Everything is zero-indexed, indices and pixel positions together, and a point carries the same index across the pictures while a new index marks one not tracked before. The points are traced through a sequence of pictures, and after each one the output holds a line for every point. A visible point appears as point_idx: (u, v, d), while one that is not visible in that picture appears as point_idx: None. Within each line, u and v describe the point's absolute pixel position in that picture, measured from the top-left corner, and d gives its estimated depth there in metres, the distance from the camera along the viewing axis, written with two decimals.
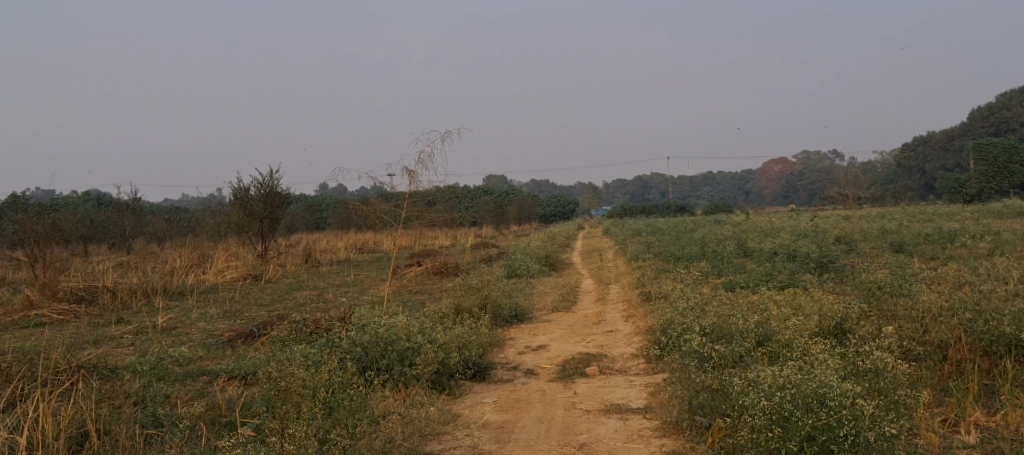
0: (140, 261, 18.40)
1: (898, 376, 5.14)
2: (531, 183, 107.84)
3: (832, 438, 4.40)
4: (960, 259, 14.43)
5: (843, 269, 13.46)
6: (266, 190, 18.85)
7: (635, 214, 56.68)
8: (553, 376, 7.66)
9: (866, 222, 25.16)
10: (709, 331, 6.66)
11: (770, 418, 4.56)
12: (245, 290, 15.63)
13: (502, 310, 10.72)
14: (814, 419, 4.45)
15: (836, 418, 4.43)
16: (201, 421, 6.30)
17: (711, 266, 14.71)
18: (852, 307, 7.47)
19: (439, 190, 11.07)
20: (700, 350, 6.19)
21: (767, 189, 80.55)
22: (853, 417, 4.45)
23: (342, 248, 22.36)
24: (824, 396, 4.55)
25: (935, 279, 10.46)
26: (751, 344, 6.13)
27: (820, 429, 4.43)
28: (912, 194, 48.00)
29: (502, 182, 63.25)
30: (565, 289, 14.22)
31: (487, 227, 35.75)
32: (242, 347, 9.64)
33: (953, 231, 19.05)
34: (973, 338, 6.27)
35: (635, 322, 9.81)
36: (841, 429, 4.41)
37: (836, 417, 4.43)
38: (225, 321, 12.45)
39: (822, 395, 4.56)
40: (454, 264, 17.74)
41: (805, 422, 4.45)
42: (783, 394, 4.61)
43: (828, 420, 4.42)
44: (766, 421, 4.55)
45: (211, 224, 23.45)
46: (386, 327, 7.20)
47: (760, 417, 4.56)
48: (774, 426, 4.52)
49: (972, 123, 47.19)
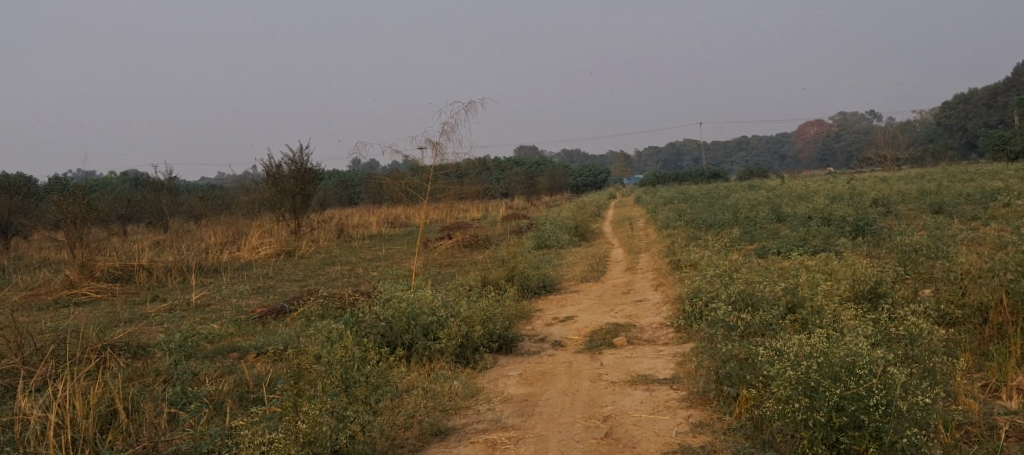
0: (175, 239, 18.65)
1: (936, 341, 4.94)
2: (563, 153, 107.07)
3: (862, 408, 4.23)
4: (1003, 219, 13.98)
5: (880, 232, 13.12)
6: (296, 166, 18.92)
7: (668, 181, 56.15)
8: (580, 347, 7.59)
9: (904, 183, 24.56)
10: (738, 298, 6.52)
11: (796, 389, 4.43)
12: (277, 266, 15.76)
13: (530, 281, 10.63)
14: (843, 388, 4.28)
15: (866, 387, 4.26)
16: (228, 398, 6.39)
17: (744, 232, 14.44)
18: (890, 270, 7.25)
19: (466, 162, 10.98)
20: (729, 318, 6.05)
21: (803, 153, 79.00)
22: (884, 386, 4.27)
23: (373, 222, 22.43)
24: (854, 365, 4.39)
25: (976, 240, 10.13)
26: (782, 311, 5.98)
27: (849, 399, 4.26)
28: (953, 153, 46.77)
29: (532, 153, 63.00)
30: (595, 258, 14.08)
31: (519, 199, 35.69)
32: (273, 323, 9.71)
33: (995, 189, 18.55)
34: (1015, 300, 6.04)
35: (664, 291, 9.70)
36: (871, 399, 4.23)
37: (865, 386, 4.25)
38: (257, 297, 12.59)
39: (852, 364, 4.39)
40: (484, 236, 17.68)
41: (833, 391, 4.28)
42: (809, 363, 4.46)
43: (857, 389, 4.25)
44: (792, 392, 4.41)
45: (245, 201, 23.70)
46: (409, 302, 7.18)
47: (786, 388, 4.42)
48: (800, 396, 4.38)
49: (1017, 77, 45.63)
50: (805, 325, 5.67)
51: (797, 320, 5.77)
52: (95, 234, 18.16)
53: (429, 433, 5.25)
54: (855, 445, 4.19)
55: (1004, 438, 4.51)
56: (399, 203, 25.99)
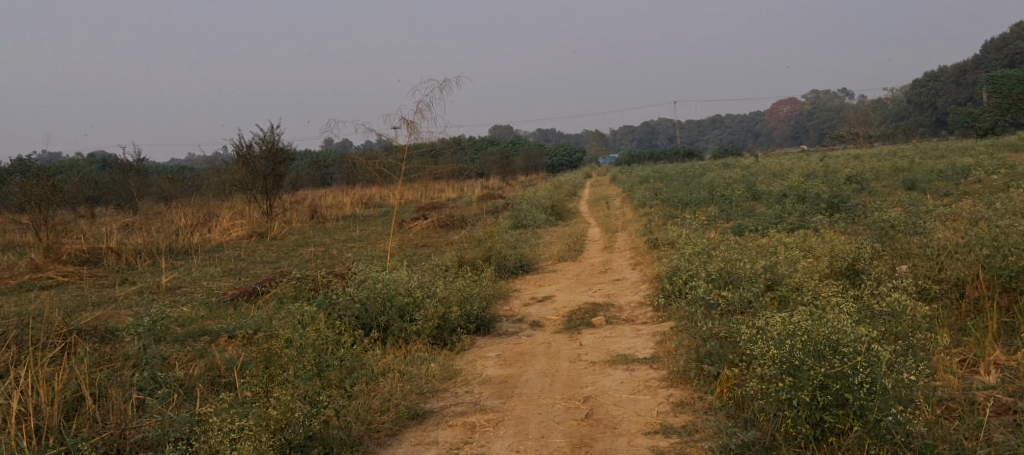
0: (145, 222, 18.27)
1: (917, 317, 4.92)
2: (538, 132, 106.77)
3: (847, 386, 4.19)
4: (975, 195, 14.12)
5: (855, 209, 13.18)
6: (268, 146, 18.58)
7: (643, 160, 56.24)
8: (558, 327, 7.52)
9: (877, 161, 24.76)
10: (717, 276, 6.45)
11: (779, 368, 4.38)
12: (250, 248, 15.50)
13: (507, 261, 10.52)
14: (827, 367, 4.23)
15: (850, 365, 4.21)
16: (199, 382, 6.24)
17: (720, 210, 14.46)
18: (867, 246, 7.25)
19: (441, 141, 10.81)
20: (710, 297, 5.99)
21: (776, 131, 79.55)
22: (868, 363, 4.23)
23: (347, 203, 22.16)
24: (838, 343, 4.34)
25: (950, 217, 10.19)
26: (762, 288, 5.94)
27: (833, 377, 4.22)
28: (924, 130, 47.29)
29: (508, 133, 62.69)
30: (572, 238, 14.00)
31: (494, 178, 35.53)
32: (245, 305, 9.52)
33: (965, 166, 18.75)
34: (991, 274, 6.06)
35: (642, 270, 9.65)
36: (855, 377, 4.19)
37: (850, 365, 4.21)
38: (229, 280, 12.36)
39: (836, 342, 4.34)
40: (460, 216, 17.53)
41: (817, 370, 4.24)
42: (793, 341, 4.41)
43: (842, 367, 4.20)
44: (775, 371, 4.37)
45: (216, 182, 23.29)
46: (384, 283, 7.05)
47: (769, 367, 4.37)
48: (783, 376, 4.33)
49: (986, 54, 46.22)
50: (786, 302, 5.63)
51: (777, 297, 5.73)
52: (62, 215, 17.72)
53: (406, 417, 5.15)
54: (839, 423, 4.16)
55: (985, 412, 4.51)
56: (373, 184, 25.70)
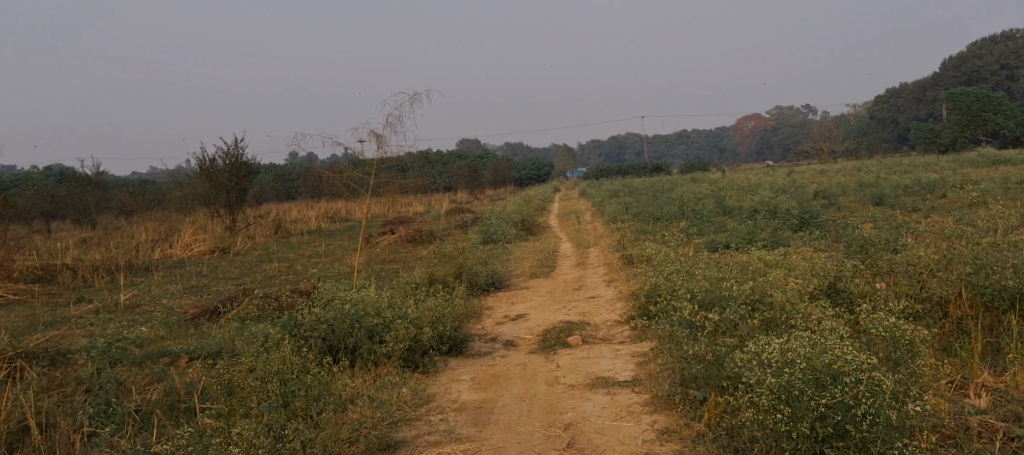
0: (102, 237, 17.66)
1: (914, 341, 4.78)
2: (506, 146, 106.65)
3: (848, 417, 4.07)
4: (942, 212, 14.24)
5: (825, 225, 13.18)
6: (231, 160, 18.11)
7: (611, 174, 56.41)
8: (533, 347, 7.29)
9: (843, 176, 25.04)
10: (699, 298, 6.28)
11: (776, 398, 4.24)
12: (213, 264, 15.03)
13: (478, 278, 10.26)
14: (828, 397, 4.11)
15: (852, 395, 4.09)
16: (156, 408, 5.85)
17: (692, 225, 14.38)
18: (846, 264, 7.13)
19: (410, 155, 10.57)
20: (695, 319, 5.82)
21: (740, 146, 80.53)
22: (871, 393, 4.10)
23: (312, 217, 21.73)
24: (839, 371, 4.21)
25: (921, 232, 10.20)
26: (748, 309, 5.77)
27: (835, 408, 4.09)
28: (886, 145, 48.18)
29: (476, 147, 62.47)
30: (544, 253, 13.79)
31: (463, 192, 35.28)
32: (206, 325, 9.12)
33: (931, 181, 18.98)
34: (973, 294, 5.98)
35: (617, 287, 9.45)
36: (858, 408, 4.07)
37: (851, 395, 4.09)
38: (190, 297, 11.91)
39: (837, 370, 4.22)
40: (429, 231, 17.24)
41: (817, 400, 4.11)
42: (791, 369, 4.27)
43: (844, 398, 4.08)
44: (772, 401, 4.23)
45: (178, 197, 22.71)
46: (352, 303, 6.75)
47: (767, 397, 4.23)
48: (781, 406, 4.20)
49: (944, 72, 47.31)
50: (778, 326, 5.47)
51: (767, 319, 5.57)
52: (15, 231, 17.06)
53: (376, 448, 4.89)
54: None
55: (983, 441, 4.40)
56: (340, 198, 25.28)
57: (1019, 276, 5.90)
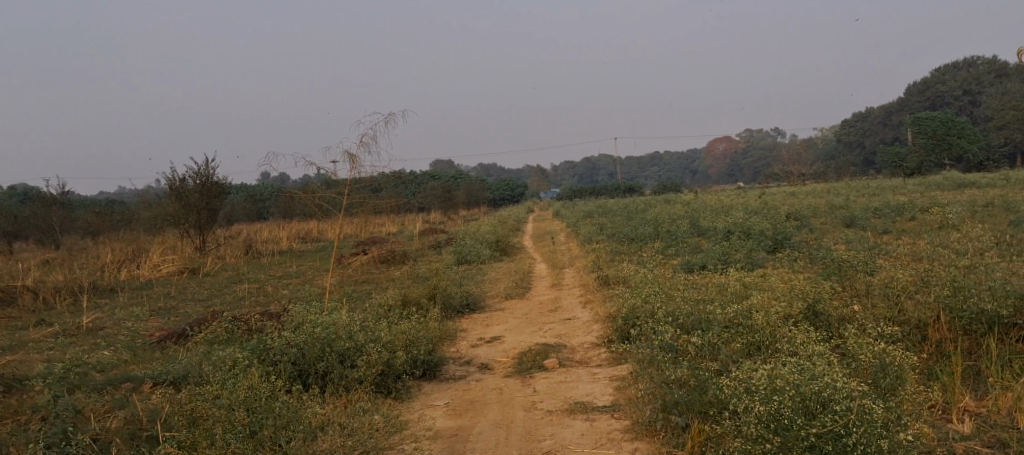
0: (66, 258, 17.19)
1: (904, 370, 4.82)
2: (479, 167, 106.61)
3: (839, 448, 4.06)
4: (912, 234, 14.39)
5: (799, 246, 13.24)
6: (201, 180, 17.79)
7: (585, 195, 56.59)
8: (509, 371, 7.15)
9: (813, 198, 25.33)
10: (679, 322, 6.19)
11: (766, 426, 4.23)
12: (181, 285, 14.69)
13: (453, 299, 10.08)
14: (819, 427, 4.10)
15: (843, 424, 4.09)
16: (116, 437, 5.61)
17: (667, 246, 14.37)
18: (825, 286, 7.08)
19: (385, 175, 10.40)
20: (677, 344, 5.73)
21: (711, 168, 81.39)
22: (863, 422, 4.10)
23: (284, 238, 21.41)
24: (829, 398, 4.22)
25: (894, 254, 10.26)
26: (731, 333, 5.69)
27: (825, 438, 4.09)
28: (854, 168, 48.99)
29: (449, 167, 62.40)
30: (518, 274, 13.66)
31: (436, 212, 35.13)
32: (172, 348, 8.84)
33: (899, 203, 19.22)
34: (952, 317, 5.96)
35: (593, 308, 9.34)
36: (848, 437, 4.07)
37: (843, 424, 4.08)
38: (156, 320, 11.58)
39: (826, 397, 4.22)
40: (402, 252, 17.05)
41: (807, 430, 4.10)
42: (780, 397, 4.27)
43: (835, 427, 4.08)
44: (762, 430, 4.21)
45: (146, 216, 22.28)
46: (323, 326, 6.55)
47: (757, 425, 4.22)
48: (771, 435, 4.18)
49: (908, 97, 48.32)
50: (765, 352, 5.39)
51: (750, 344, 5.51)
52: None
53: None
54: None
55: None
56: (312, 218, 24.97)
57: (996, 299, 5.90)
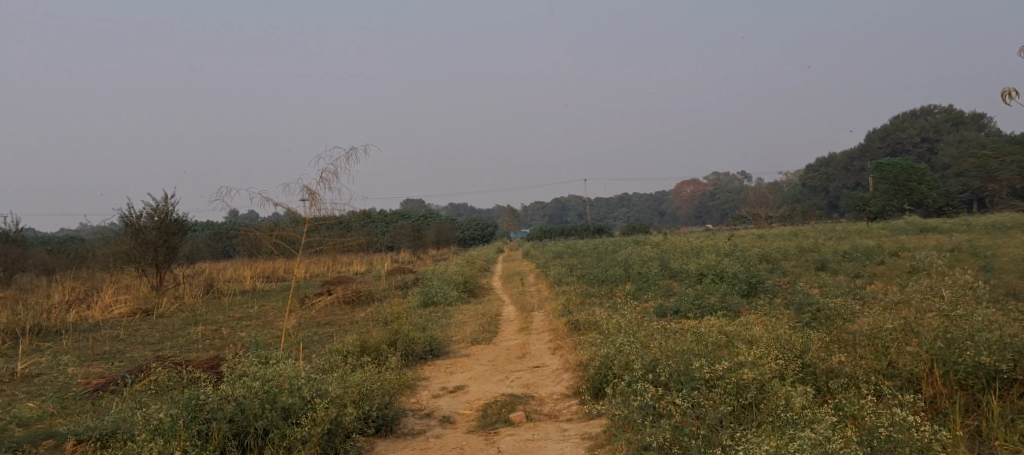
0: (12, 297, 16.25)
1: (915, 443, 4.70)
2: (450, 207, 106.15)
3: None
4: (884, 279, 14.16)
5: (773, 290, 12.89)
6: (160, 216, 17.01)
7: (555, 236, 56.35)
8: (472, 425, 6.62)
9: (781, 241, 25.18)
10: (658, 378, 5.78)
11: None
12: (131, 327, 13.89)
13: (416, 346, 9.47)
14: None
15: None
16: None
17: (638, 289, 13.94)
18: (810, 334, 6.66)
19: (349, 215, 9.84)
20: (657, 404, 5.35)
21: (680, 210, 81.85)
22: None
23: (247, 277, 20.63)
24: None
25: (871, 301, 9.90)
26: (716, 392, 5.35)
27: None
28: (819, 212, 49.39)
29: (420, 206, 61.80)
30: (486, 317, 13.08)
31: (404, 252, 34.46)
32: (107, 399, 8.14)
33: (869, 247, 19.08)
34: (946, 371, 5.57)
35: (564, 355, 8.82)
36: None
37: None
38: (99, 365, 10.81)
39: None
40: (367, 293, 16.41)
41: None
42: None
43: None
44: None
45: (103, 254, 21.35)
46: (264, 378, 5.98)
47: None
48: None
49: (870, 143, 49.07)
50: (755, 421, 5.06)
51: (740, 410, 5.18)
52: None
53: None
54: None
55: None
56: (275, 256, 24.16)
57: (994, 352, 5.53)
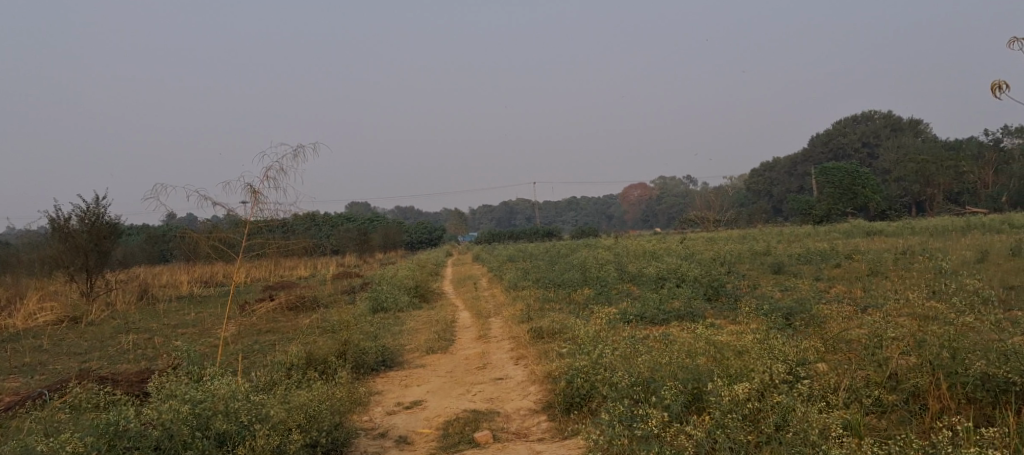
0: None
1: None
2: (397, 210, 104.70)
3: None
4: (844, 282, 13.88)
5: (735, 294, 12.50)
6: (91, 219, 15.80)
7: (505, 240, 55.67)
8: (433, 447, 5.94)
9: (732, 244, 25.02)
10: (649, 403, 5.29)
11: None
12: (56, 336, 12.76)
13: (367, 356, 8.72)
14: None
15: None
16: None
17: (597, 293, 13.41)
18: (797, 342, 6.20)
19: (294, 217, 9.06)
20: (654, 432, 4.96)
21: (627, 214, 82.17)
22: None
23: (183, 282, 19.45)
24: None
25: (841, 304, 9.51)
26: (715, 421, 4.89)
27: None
28: (764, 216, 49.93)
29: (365, 209, 60.40)
30: (440, 324, 12.37)
31: (350, 256, 33.41)
32: (20, 418, 7.21)
33: (821, 250, 18.92)
34: (952, 384, 5.14)
35: (528, 365, 8.18)
36: None
37: None
38: (16, 380, 9.75)
39: None
40: (312, 298, 15.52)
41: None
42: None
43: None
44: None
45: (29, 259, 19.90)
46: (194, 400, 5.22)
47: None
48: None
49: (813, 147, 49.78)
50: None
51: (744, 440, 4.74)
52: None
53: None
54: None
55: None
56: None
57: (1005, 363, 5.10)
